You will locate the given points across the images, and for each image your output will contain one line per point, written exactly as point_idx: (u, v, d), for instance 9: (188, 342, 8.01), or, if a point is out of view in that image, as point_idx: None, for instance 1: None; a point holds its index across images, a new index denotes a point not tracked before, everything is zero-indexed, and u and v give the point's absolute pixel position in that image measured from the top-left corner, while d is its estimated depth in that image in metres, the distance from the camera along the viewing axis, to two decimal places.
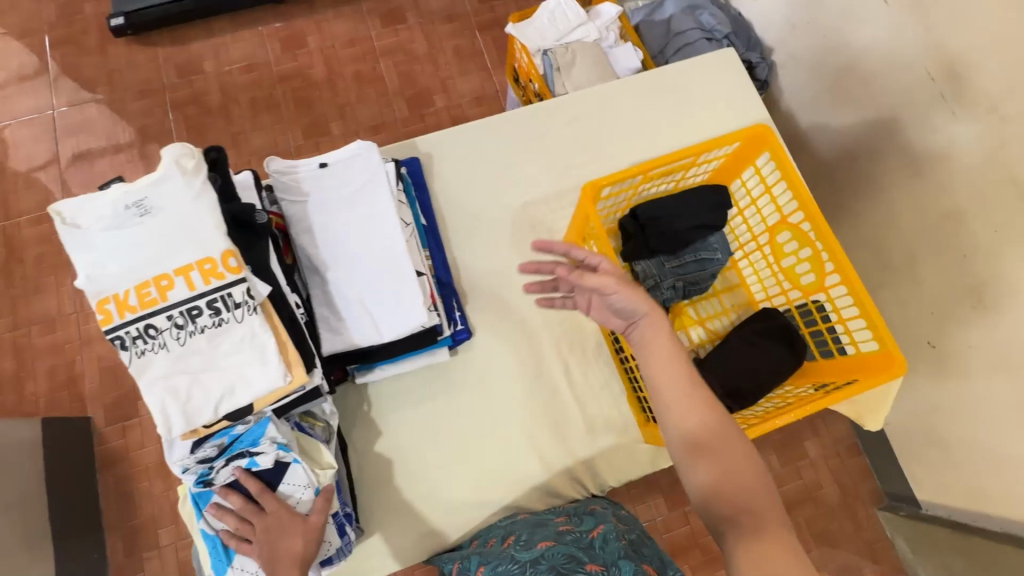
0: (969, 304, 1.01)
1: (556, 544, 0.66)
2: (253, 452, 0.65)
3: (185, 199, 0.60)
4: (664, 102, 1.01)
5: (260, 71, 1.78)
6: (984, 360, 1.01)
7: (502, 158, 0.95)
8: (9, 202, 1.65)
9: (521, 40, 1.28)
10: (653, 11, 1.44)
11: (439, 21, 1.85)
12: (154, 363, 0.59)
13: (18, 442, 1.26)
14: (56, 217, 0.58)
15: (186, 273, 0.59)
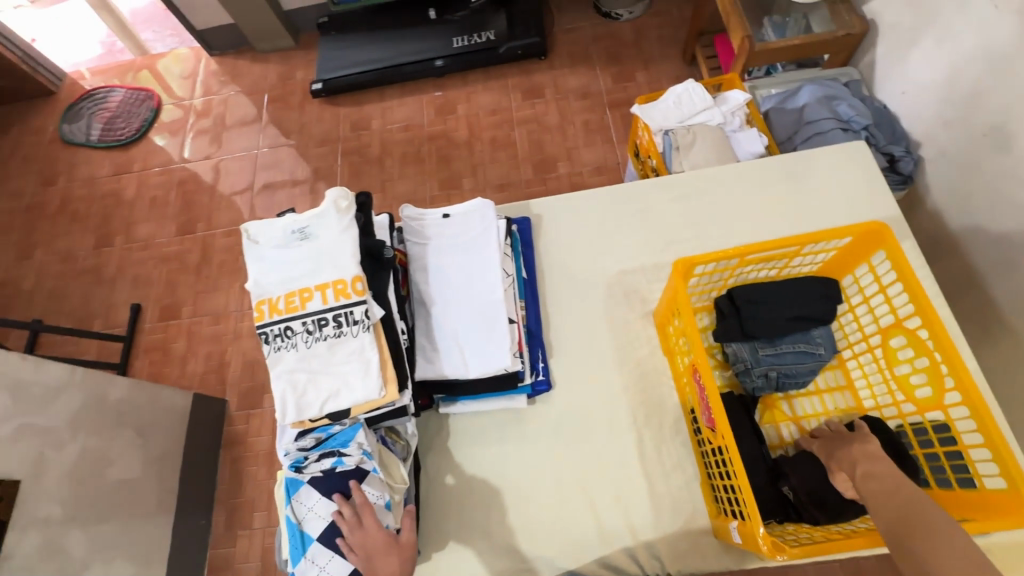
0: None
1: None
2: (342, 453, 0.73)
3: (335, 231, 0.73)
4: (780, 189, 1.00)
5: (415, 131, 2.07)
6: None
7: (606, 225, 1.00)
8: (213, 217, 2.08)
9: (645, 119, 1.38)
10: (786, 98, 1.44)
11: (574, 97, 2.02)
12: (285, 358, 0.72)
13: (173, 407, 1.53)
14: (245, 233, 0.76)
15: (323, 289, 0.71)
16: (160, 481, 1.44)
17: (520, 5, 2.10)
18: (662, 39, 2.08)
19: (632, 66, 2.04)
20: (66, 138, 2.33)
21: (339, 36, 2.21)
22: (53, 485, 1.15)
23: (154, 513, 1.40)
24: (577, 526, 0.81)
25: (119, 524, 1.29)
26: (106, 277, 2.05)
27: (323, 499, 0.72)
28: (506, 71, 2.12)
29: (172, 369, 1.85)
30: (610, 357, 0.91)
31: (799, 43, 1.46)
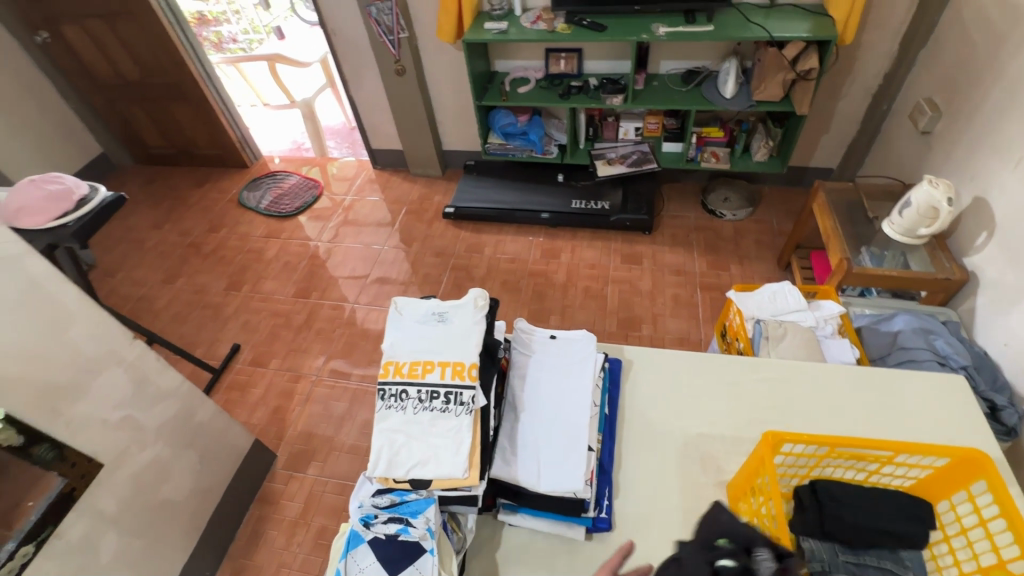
0: None
1: None
2: (408, 522, 0.76)
3: (468, 321, 0.86)
4: (870, 397, 1.03)
5: (519, 264, 2.32)
6: None
7: (691, 386, 1.06)
8: (327, 290, 2.36)
9: (739, 305, 1.49)
10: (880, 320, 1.50)
11: (668, 272, 2.21)
12: (392, 417, 0.81)
13: (235, 446, 1.61)
14: (394, 305, 0.91)
15: (443, 365, 0.82)
16: (194, 514, 1.47)
17: (637, 188, 2.43)
18: (759, 243, 2.27)
19: (728, 259, 2.22)
20: (241, 201, 2.85)
21: (479, 177, 2.64)
22: (120, 481, 1.23)
23: (177, 545, 1.41)
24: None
25: (146, 542, 1.31)
26: (222, 316, 2.32)
27: (376, 563, 0.74)
28: (612, 236, 2.38)
29: (241, 412, 1.97)
30: (676, 517, 0.90)
31: (896, 274, 1.56)
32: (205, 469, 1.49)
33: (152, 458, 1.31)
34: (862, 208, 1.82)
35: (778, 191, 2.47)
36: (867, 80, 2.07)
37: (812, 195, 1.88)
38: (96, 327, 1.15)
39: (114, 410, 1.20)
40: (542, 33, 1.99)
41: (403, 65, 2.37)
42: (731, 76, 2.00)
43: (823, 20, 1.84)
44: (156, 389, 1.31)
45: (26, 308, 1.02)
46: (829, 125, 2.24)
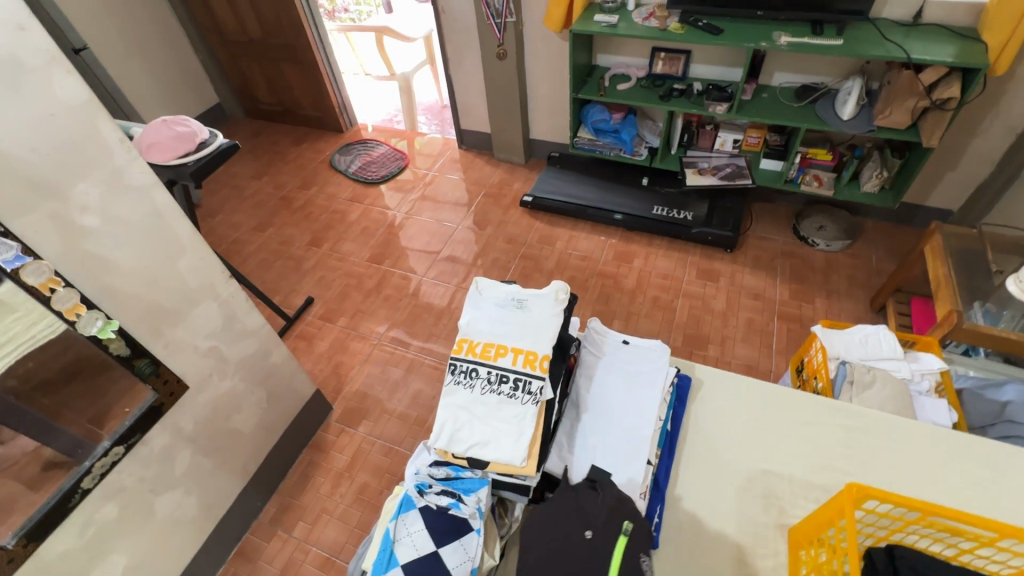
0: None
1: None
2: (460, 498, 0.78)
3: (547, 313, 0.86)
4: (971, 469, 0.92)
5: (589, 262, 2.28)
6: None
7: (762, 418, 1.01)
8: (399, 260, 2.44)
9: (823, 341, 1.38)
10: (987, 385, 1.35)
11: (745, 294, 2.10)
12: (459, 393, 0.82)
13: (300, 391, 1.71)
14: (475, 284, 0.93)
15: (517, 352, 0.82)
16: (256, 447, 1.58)
17: (725, 202, 2.32)
18: (851, 279, 2.10)
19: (813, 291, 2.08)
20: (332, 164, 2.99)
21: (561, 170, 2.62)
22: (201, 403, 1.34)
23: (238, 471, 1.52)
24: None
25: (212, 464, 1.43)
26: (301, 269, 2.46)
27: (424, 531, 0.76)
28: (690, 248, 2.29)
29: (306, 361, 2.08)
30: (727, 550, 0.86)
31: (1013, 338, 1.39)
32: (270, 407, 1.59)
33: (230, 388, 1.42)
34: (984, 259, 1.64)
35: (883, 226, 2.28)
36: (1014, 116, 1.84)
37: (925, 236, 1.71)
38: (202, 261, 1.25)
39: (204, 339, 1.31)
40: (653, 30, 1.93)
41: (505, 49, 2.38)
42: (852, 96, 1.85)
43: (973, 45, 1.65)
44: (241, 327, 1.41)
45: (148, 234, 1.12)
46: (957, 161, 2.02)
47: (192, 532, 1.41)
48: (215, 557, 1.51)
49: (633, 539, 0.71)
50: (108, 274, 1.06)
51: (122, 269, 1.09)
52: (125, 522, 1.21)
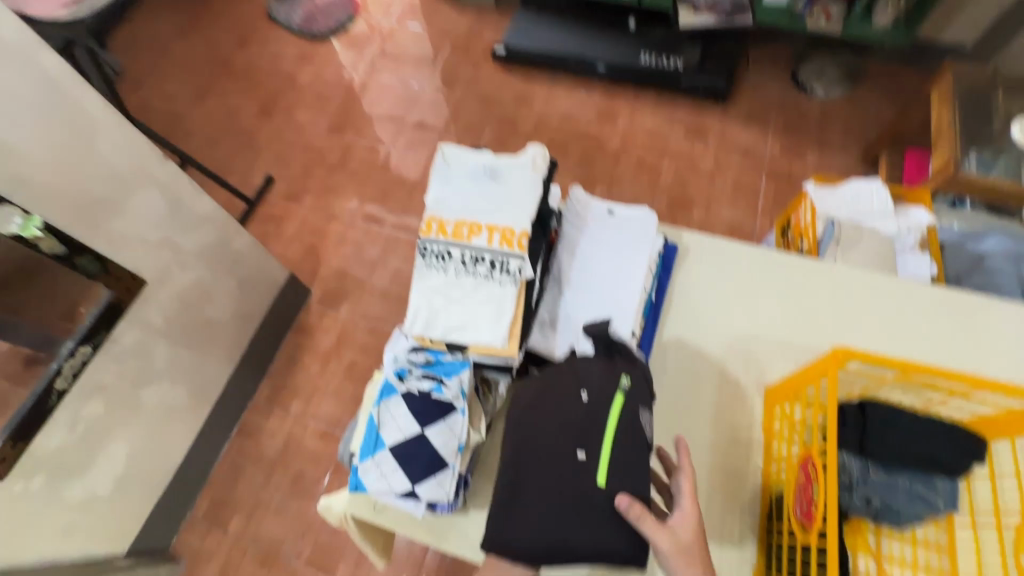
0: None
1: None
2: (442, 382, 0.77)
3: (524, 185, 0.76)
4: (948, 325, 0.93)
5: (570, 123, 2.10)
6: None
7: (748, 284, 0.98)
8: (362, 129, 2.21)
9: (814, 200, 1.31)
10: (969, 237, 1.34)
11: (735, 152, 1.98)
12: (432, 277, 0.76)
13: (272, 277, 1.65)
14: (441, 153, 0.81)
15: (493, 230, 0.74)
16: (237, 334, 1.56)
17: (721, 46, 2.07)
18: (847, 131, 1.98)
19: (806, 145, 1.97)
20: (270, 14, 2.55)
21: (538, 12, 2.27)
22: (166, 296, 1.28)
23: (222, 358, 1.52)
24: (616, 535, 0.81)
25: (194, 354, 1.41)
26: (254, 144, 2.22)
27: (408, 416, 0.75)
28: (679, 103, 2.10)
29: (276, 245, 1.99)
30: (706, 410, 0.89)
31: None
32: (243, 295, 1.54)
33: (195, 279, 1.35)
34: (991, 102, 1.52)
35: (888, 69, 2.09)
36: None
37: (935, 78, 1.55)
38: (125, 140, 1.09)
39: (152, 229, 1.20)
40: None
41: None
42: None
43: None
44: (192, 214, 1.29)
45: (47, 111, 0.95)
46: None
47: (187, 416, 1.44)
48: (216, 435, 1.58)
49: (632, 395, 0.70)
50: (12, 161, 0.91)
51: (29, 155, 0.93)
52: (115, 414, 1.22)
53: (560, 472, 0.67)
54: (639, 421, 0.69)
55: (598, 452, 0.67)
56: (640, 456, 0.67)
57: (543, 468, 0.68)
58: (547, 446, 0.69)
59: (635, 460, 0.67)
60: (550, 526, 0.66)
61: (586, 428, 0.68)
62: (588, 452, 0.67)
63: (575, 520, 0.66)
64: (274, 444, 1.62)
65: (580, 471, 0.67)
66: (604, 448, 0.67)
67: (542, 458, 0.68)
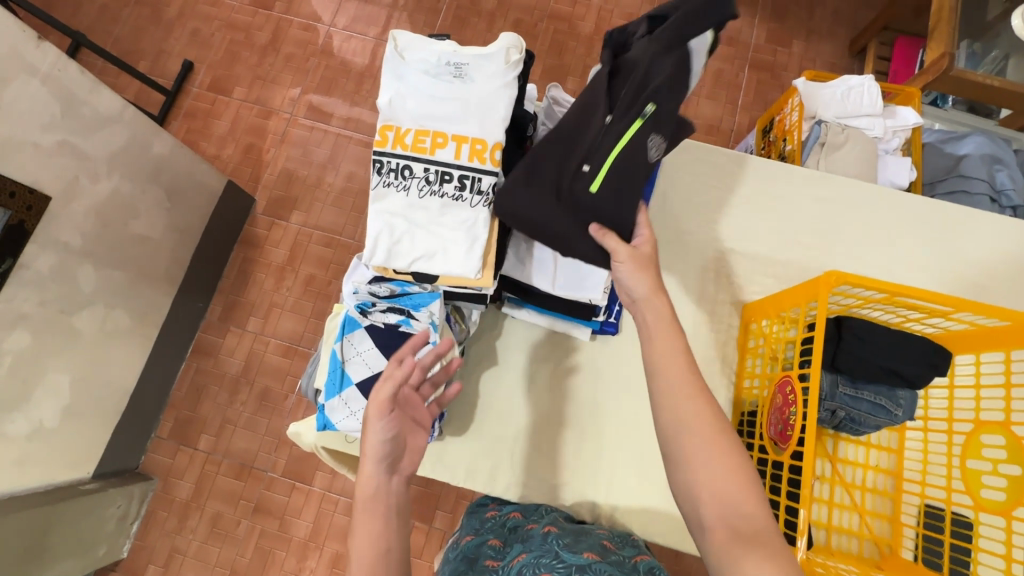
0: None
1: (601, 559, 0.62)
2: (410, 315, 0.69)
3: (495, 82, 0.63)
4: (928, 236, 0.91)
5: (539, 0, 1.83)
6: None
7: (734, 196, 0.92)
8: (293, 2, 1.86)
9: (803, 98, 1.22)
10: (948, 139, 1.30)
11: (718, 39, 1.80)
12: (391, 198, 0.65)
13: (206, 186, 1.46)
14: (392, 41, 0.65)
15: (460, 142, 0.63)
16: (175, 252, 1.41)
17: None
18: (837, 15, 1.82)
19: (793, 32, 1.81)
20: None
21: None
22: (80, 214, 1.11)
23: (162, 278, 1.39)
24: (594, 438, 0.83)
25: (127, 276, 1.28)
26: (162, 19, 1.85)
27: (375, 350, 0.69)
28: None
29: (206, 146, 1.75)
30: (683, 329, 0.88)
31: (994, 86, 1.28)
32: (174, 207, 1.37)
33: (111, 192, 1.17)
34: None
35: None
36: None
37: None
38: None
39: (43, 133, 0.99)
40: None
41: None
42: None
43: None
44: (91, 113, 1.07)
45: None
46: None
47: (131, 341, 1.34)
48: (170, 357, 1.50)
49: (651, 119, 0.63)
50: None
51: None
52: (45, 346, 1.11)
53: (561, 168, 0.66)
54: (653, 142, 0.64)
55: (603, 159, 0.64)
56: (633, 187, 0.65)
57: (550, 151, 0.65)
58: (568, 137, 0.66)
59: (631, 181, 0.65)
60: (529, 198, 0.65)
61: (599, 139, 0.65)
62: (594, 164, 0.65)
63: (557, 210, 0.64)
64: (234, 363, 1.56)
65: (577, 179, 0.65)
66: (608, 162, 0.64)
67: (572, 129, 0.66)
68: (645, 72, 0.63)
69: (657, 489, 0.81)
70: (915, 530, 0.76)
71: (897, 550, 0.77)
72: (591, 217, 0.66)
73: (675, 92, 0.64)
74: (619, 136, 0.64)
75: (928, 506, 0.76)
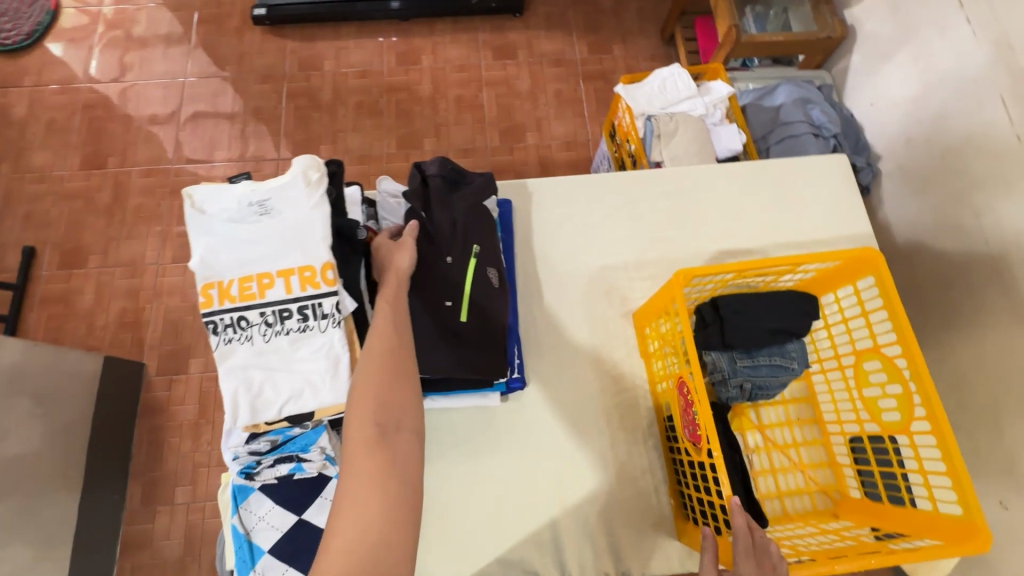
0: (1005, 470, 1.02)
1: None
2: (301, 458, 0.65)
3: (303, 207, 0.62)
4: (765, 195, 0.99)
5: (373, 78, 1.87)
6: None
7: (588, 216, 0.96)
8: (125, 151, 1.77)
9: (628, 101, 1.31)
10: (763, 95, 1.43)
11: (547, 64, 1.91)
12: (237, 353, 0.62)
13: (79, 374, 1.33)
14: (187, 199, 0.62)
15: (287, 275, 0.62)
16: (63, 455, 1.27)
17: None
18: (641, 13, 1.99)
19: (610, 39, 1.95)
20: None
21: None
22: None
23: (56, 490, 1.24)
24: (540, 498, 0.81)
25: (10, 507, 1.12)
26: None
27: (278, 506, 0.66)
28: (478, 26, 1.95)
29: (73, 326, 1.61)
30: (587, 356, 0.89)
31: (780, 41, 1.44)
32: (48, 410, 1.25)
33: None
34: None
35: None
36: None
37: None
38: None
39: None
40: None
41: None
42: None
43: None
44: None
45: None
46: None
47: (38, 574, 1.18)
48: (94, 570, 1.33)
49: (482, 257, 0.82)
50: None
51: None
52: None
53: (426, 311, 0.77)
54: (490, 274, 0.81)
55: (461, 294, 0.79)
56: (496, 304, 0.81)
57: (416, 299, 0.77)
58: (426, 285, 0.78)
59: (489, 305, 0.80)
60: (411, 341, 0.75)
61: (453, 281, 0.79)
62: (455, 300, 0.79)
63: (446, 349, 0.76)
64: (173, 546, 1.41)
65: (444, 313, 0.78)
66: (467, 298, 0.79)
67: (425, 276, 0.78)
68: (456, 222, 0.81)
69: (616, 525, 0.80)
70: (852, 468, 0.80)
71: (845, 492, 0.79)
72: (467, 342, 0.78)
73: (482, 229, 0.84)
74: (463, 271, 0.80)
75: (852, 441, 0.80)
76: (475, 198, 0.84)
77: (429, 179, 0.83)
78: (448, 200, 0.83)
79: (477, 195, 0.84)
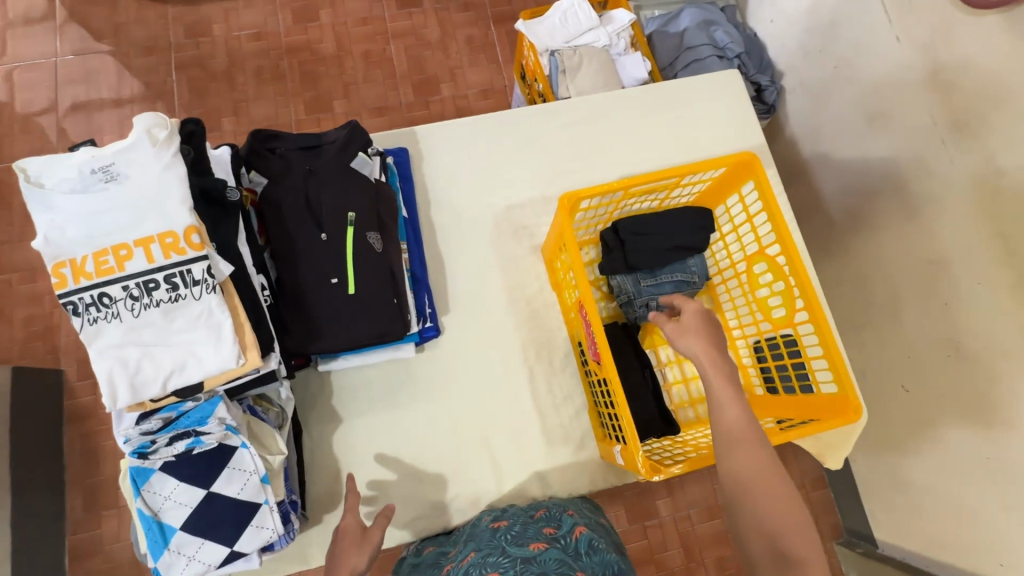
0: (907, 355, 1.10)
1: (548, 547, 0.60)
2: (198, 432, 0.64)
3: (154, 170, 0.59)
4: (663, 119, 0.99)
5: (270, 40, 1.74)
6: (927, 404, 1.07)
7: (488, 158, 0.95)
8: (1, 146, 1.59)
9: (529, 38, 1.27)
10: (668, 21, 1.42)
11: (454, 9, 1.83)
12: (105, 332, 0.58)
13: None
14: (20, 173, 0.57)
15: (147, 244, 0.58)
16: None
17: None
18: None
19: None
20: None
21: None
22: None
23: None
24: (468, 442, 0.82)
25: None
26: None
27: (183, 482, 0.64)
28: None
29: None
30: (499, 298, 0.89)
31: None
32: None
33: None
34: None
35: None
36: None
37: None
38: None
39: None
40: None
41: None
42: None
43: None
44: None
45: None
46: None
47: None
48: None
49: (359, 222, 0.76)
50: None
51: None
52: None
53: (311, 289, 0.73)
54: (369, 239, 0.76)
55: (344, 267, 0.74)
56: (386, 257, 0.77)
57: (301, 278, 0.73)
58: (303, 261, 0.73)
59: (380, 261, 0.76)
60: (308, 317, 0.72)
61: (330, 257, 0.74)
62: (340, 275, 0.73)
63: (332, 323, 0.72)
64: None
65: (331, 292, 0.73)
66: (351, 269, 0.74)
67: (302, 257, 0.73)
68: (319, 177, 0.76)
69: (538, 450, 0.83)
70: (755, 369, 0.83)
71: (749, 391, 0.84)
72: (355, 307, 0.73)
73: (357, 192, 0.77)
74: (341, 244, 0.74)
75: (753, 344, 0.84)
76: (332, 164, 0.77)
77: (282, 152, 0.77)
78: (307, 167, 0.77)
79: (343, 146, 0.78)
